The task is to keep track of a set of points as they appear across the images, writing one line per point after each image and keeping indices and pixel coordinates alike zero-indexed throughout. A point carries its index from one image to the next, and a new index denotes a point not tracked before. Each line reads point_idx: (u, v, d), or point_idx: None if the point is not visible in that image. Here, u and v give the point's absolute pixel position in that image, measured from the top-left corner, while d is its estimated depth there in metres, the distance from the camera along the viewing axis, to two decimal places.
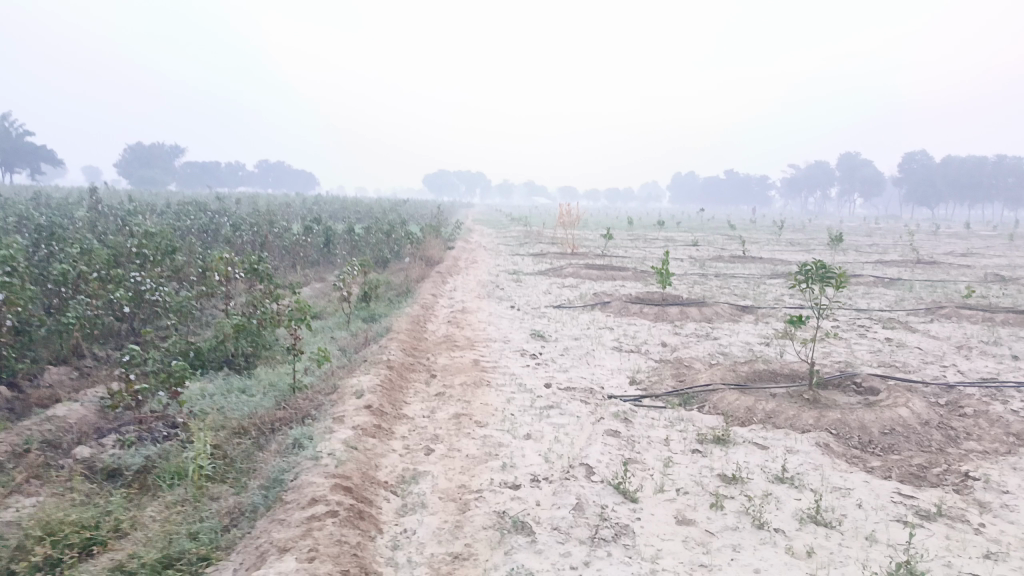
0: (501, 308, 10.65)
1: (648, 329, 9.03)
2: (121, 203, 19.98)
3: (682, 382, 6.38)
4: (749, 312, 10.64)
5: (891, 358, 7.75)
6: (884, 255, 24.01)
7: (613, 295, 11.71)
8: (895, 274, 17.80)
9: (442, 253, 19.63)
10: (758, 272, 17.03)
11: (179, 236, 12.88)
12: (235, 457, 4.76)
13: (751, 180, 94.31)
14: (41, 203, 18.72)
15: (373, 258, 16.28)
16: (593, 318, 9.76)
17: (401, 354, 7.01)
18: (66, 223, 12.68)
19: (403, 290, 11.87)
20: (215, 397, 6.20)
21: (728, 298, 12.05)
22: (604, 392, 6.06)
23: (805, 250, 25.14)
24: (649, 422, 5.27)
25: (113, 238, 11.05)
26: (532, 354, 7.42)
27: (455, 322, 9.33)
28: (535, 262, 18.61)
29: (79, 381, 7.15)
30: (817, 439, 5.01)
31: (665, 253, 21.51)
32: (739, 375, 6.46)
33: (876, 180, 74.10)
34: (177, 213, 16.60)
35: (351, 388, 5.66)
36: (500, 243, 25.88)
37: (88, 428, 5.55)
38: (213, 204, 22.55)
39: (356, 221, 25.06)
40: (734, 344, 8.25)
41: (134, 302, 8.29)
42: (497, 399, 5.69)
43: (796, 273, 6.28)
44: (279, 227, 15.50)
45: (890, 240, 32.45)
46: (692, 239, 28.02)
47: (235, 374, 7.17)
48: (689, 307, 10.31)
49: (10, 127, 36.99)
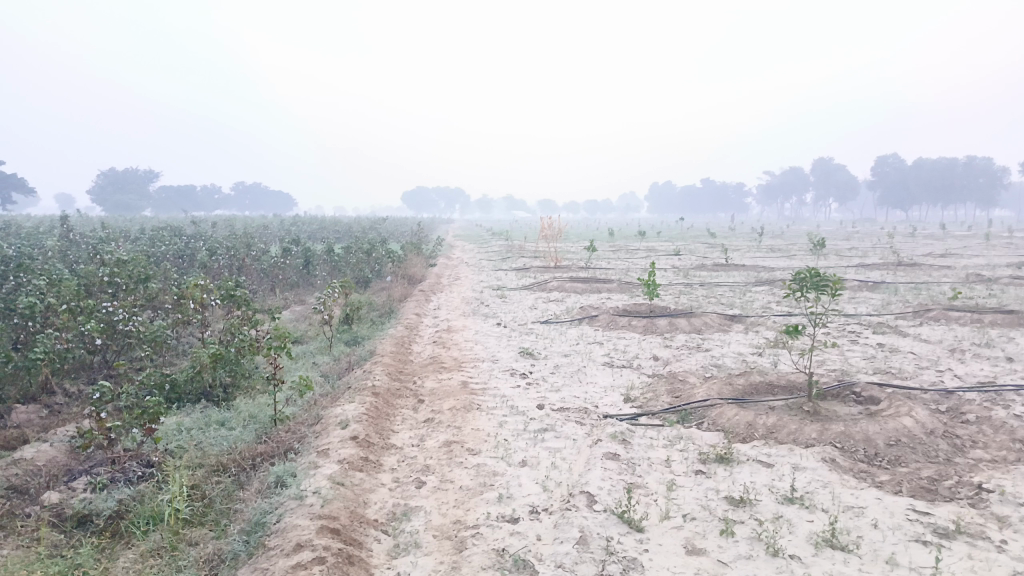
0: (487, 325, 10.44)
1: (638, 343, 8.85)
2: (95, 230, 19.57)
3: (678, 397, 6.20)
4: (739, 322, 10.50)
5: (886, 364, 7.62)
6: (865, 258, 24.14)
7: (600, 309, 11.55)
8: (878, 277, 17.81)
9: (424, 271, 19.40)
10: (743, 280, 16.97)
11: (154, 264, 12.58)
12: (214, 497, 4.49)
13: (728, 189, 95.24)
14: (11, 233, 18.29)
15: (354, 279, 16.03)
16: (581, 333, 9.58)
17: (387, 379, 6.76)
18: (35, 253, 12.31)
19: (386, 310, 11.63)
20: (192, 432, 5.92)
21: (716, 308, 11.93)
22: (599, 411, 5.86)
23: (787, 256, 25.21)
24: (648, 442, 5.07)
25: (84, 267, 10.72)
26: (522, 373, 7.21)
27: (441, 342, 9.10)
28: (519, 277, 18.44)
29: (49, 419, 6.83)
30: (822, 454, 4.85)
31: (648, 264, 21.43)
32: (736, 388, 6.29)
33: (850, 184, 75.06)
34: (152, 239, 16.26)
35: (336, 419, 5.42)
36: (482, 258, 25.70)
37: (58, 470, 5.25)
38: (189, 229, 22.20)
39: (335, 241, 24.79)
40: (726, 355, 8.09)
41: (105, 334, 7.98)
42: (489, 424, 5.46)
43: (791, 282, 6.13)
44: (256, 250, 15.20)
45: (868, 243, 32.71)
46: (674, 249, 28.03)
47: (213, 406, 6.89)
48: (678, 318, 10.16)
49: None
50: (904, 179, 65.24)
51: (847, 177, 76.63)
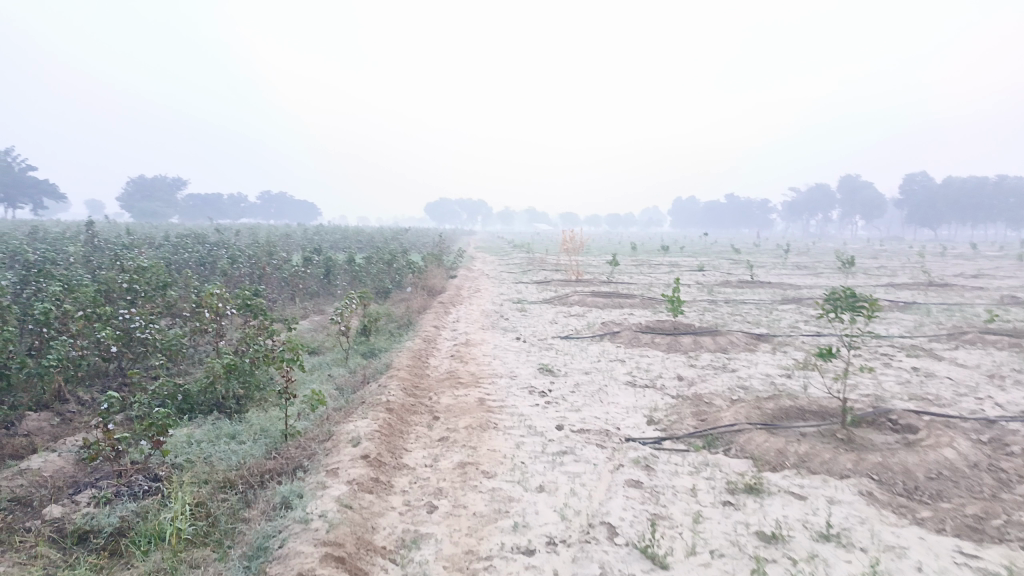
0: (506, 339, 10.24)
1: (662, 361, 8.59)
2: (119, 236, 19.70)
3: (703, 420, 5.94)
4: (766, 342, 10.19)
5: (922, 390, 7.28)
6: (894, 277, 23.60)
7: (622, 325, 11.30)
8: (909, 297, 17.34)
9: (445, 283, 19.25)
10: (769, 297, 16.58)
11: (175, 271, 12.56)
12: (219, 516, 4.31)
13: (752, 204, 94.50)
14: (37, 238, 18.47)
15: (373, 289, 15.93)
16: (602, 349, 9.34)
17: (402, 394, 6.58)
18: (58, 259, 12.33)
19: (405, 322, 11.47)
20: (202, 445, 5.76)
21: (742, 326, 11.62)
22: (620, 434, 5.62)
23: (813, 274, 24.74)
24: (672, 469, 4.83)
25: (104, 274, 10.68)
26: (541, 391, 6.99)
27: (458, 356, 8.90)
28: (540, 290, 18.24)
29: (59, 428, 6.72)
30: (858, 486, 4.57)
31: (672, 279, 21.10)
32: (765, 413, 6.02)
33: (877, 202, 74.04)
34: (175, 246, 16.31)
35: (347, 436, 5.24)
36: (503, 271, 25.54)
37: (64, 482, 5.12)
38: (213, 237, 22.30)
39: (357, 251, 24.77)
40: (753, 377, 7.80)
41: (120, 342, 7.89)
42: (505, 444, 5.25)
43: (824, 302, 5.87)
44: (277, 258, 15.15)
45: (896, 262, 32.13)
46: (698, 264, 27.66)
47: (225, 418, 6.74)
48: (703, 337, 9.88)
49: (14, 161, 36.93)
50: (933, 198, 64.18)
51: (874, 195, 75.60)
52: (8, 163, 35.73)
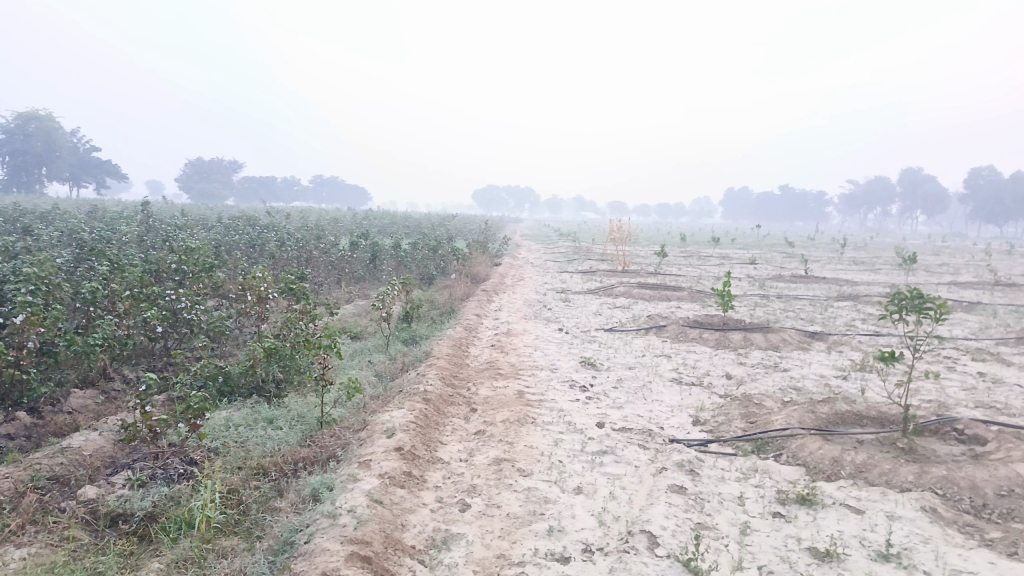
0: (549, 330, 10.04)
1: (709, 358, 8.28)
2: (174, 217, 20.12)
3: (753, 423, 5.66)
4: (820, 341, 9.76)
5: (990, 397, 6.83)
6: (958, 276, 22.56)
7: (669, 319, 10.97)
8: (974, 297, 16.53)
9: (489, 271, 19.12)
10: (823, 294, 15.96)
11: (224, 253, 12.70)
12: (250, 504, 4.23)
13: (807, 196, 92.01)
14: (97, 218, 18.96)
15: (418, 275, 15.90)
16: (647, 344, 9.06)
17: (440, 384, 6.45)
18: (112, 239, 12.59)
19: (447, 309, 11.36)
20: (238, 429, 5.73)
21: (795, 323, 11.17)
22: (664, 435, 5.39)
23: (871, 270, 23.85)
24: (718, 474, 4.58)
25: (154, 254, 10.84)
26: (582, 385, 6.78)
27: (499, 346, 8.74)
28: (585, 280, 17.96)
29: (104, 406, 6.80)
30: (920, 501, 4.26)
31: (722, 272, 20.57)
32: (819, 417, 5.70)
33: (940, 196, 71.24)
34: (226, 228, 16.54)
35: (382, 426, 5.13)
36: (548, 260, 25.29)
37: (102, 462, 5.13)
38: (264, 219, 22.62)
39: (404, 237, 24.81)
40: (806, 378, 7.45)
41: (165, 322, 7.96)
42: (544, 441, 5.07)
43: (887, 303, 5.50)
44: (324, 242, 15.21)
45: (960, 259, 30.76)
46: (749, 258, 26.99)
47: (263, 402, 6.73)
48: (753, 335, 9.51)
49: (79, 142, 38.09)
50: (1001, 193, 61.42)
51: (937, 189, 72.74)
52: (73, 143, 36.87)
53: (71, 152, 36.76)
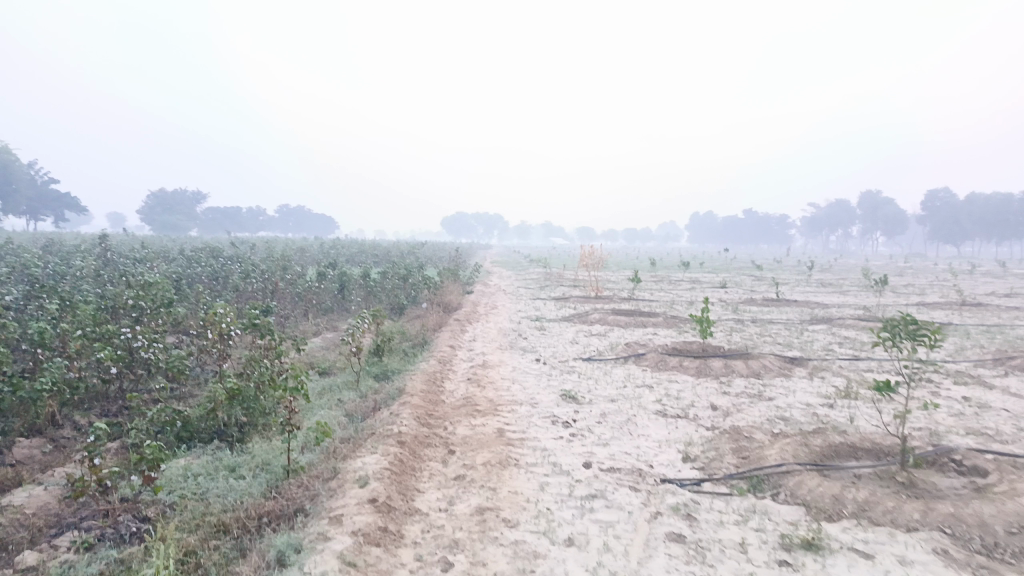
0: (526, 361, 9.74)
1: (692, 388, 8.04)
2: (135, 249, 19.46)
3: (746, 459, 5.41)
4: (801, 367, 9.59)
5: (980, 424, 6.67)
6: (924, 296, 22.79)
7: (647, 346, 10.75)
8: (944, 318, 16.63)
9: (461, 298, 18.80)
10: (796, 317, 15.92)
11: (185, 287, 12.21)
12: (209, 567, 3.84)
13: (771, 219, 93.59)
14: (53, 252, 18.27)
15: (389, 305, 15.52)
16: (628, 374, 8.81)
17: (415, 424, 6.10)
18: (67, 275, 12.03)
19: (420, 341, 11.00)
20: (198, 479, 5.32)
21: (773, 349, 11.01)
22: (655, 474, 5.11)
23: (840, 292, 24.03)
24: (716, 518, 4.30)
25: (110, 289, 10.34)
26: (565, 421, 6.48)
27: (475, 380, 8.40)
28: (559, 307, 17.74)
29: (52, 455, 6.32)
30: (930, 541, 4.01)
31: (694, 296, 20.50)
32: (813, 451, 5.47)
33: (899, 218, 72.94)
34: (188, 260, 16.00)
35: (355, 474, 4.77)
36: (519, 286, 25.04)
37: (46, 522, 4.69)
38: (230, 250, 22.05)
39: (373, 266, 24.38)
40: (793, 408, 7.23)
41: (121, 363, 7.50)
42: (528, 486, 4.76)
43: (880, 330, 5.33)
44: (290, 273, 14.76)
45: (924, 280, 31.13)
46: (720, 281, 27.11)
47: (226, 448, 6.31)
48: (734, 362, 9.32)
49: (37, 174, 37.11)
50: (956, 214, 63.01)
51: (897, 211, 74.45)
52: (30, 175, 35.89)
53: (29, 184, 35.77)
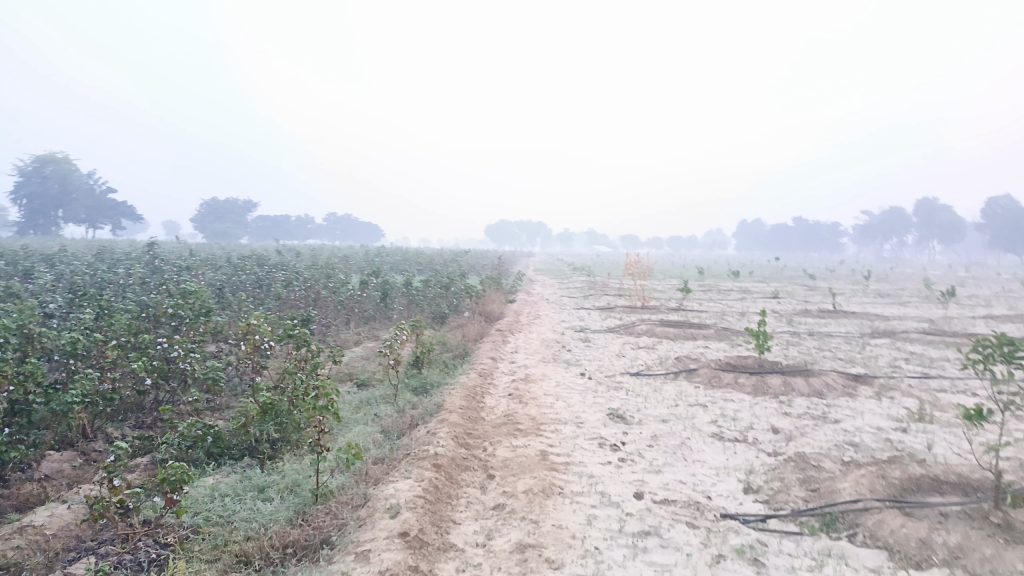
0: (570, 375, 9.31)
1: (750, 407, 7.52)
2: (183, 257, 19.59)
3: (815, 493, 4.89)
4: (867, 385, 8.93)
5: None
6: (992, 308, 21.63)
7: (699, 360, 10.21)
8: (1016, 332, 15.62)
9: (504, 307, 18.43)
10: (856, 329, 15.13)
11: (227, 295, 12.12)
12: None
13: (822, 227, 91.25)
14: (104, 260, 18.56)
15: (431, 314, 15.25)
16: (679, 391, 8.32)
17: (453, 445, 5.73)
18: (111, 285, 12.07)
19: (460, 353, 10.65)
20: (224, 501, 5.04)
21: (834, 365, 10.34)
22: (714, 508, 4.64)
23: (900, 303, 22.98)
24: (787, 563, 3.82)
25: (150, 298, 10.25)
26: (613, 443, 6.05)
27: (517, 396, 7.99)
28: (604, 318, 17.22)
29: (82, 470, 6.13)
30: None
31: (746, 307, 19.77)
32: (892, 484, 4.93)
33: (958, 226, 70.26)
34: (233, 268, 15.99)
35: (386, 503, 4.42)
36: (564, 295, 24.57)
37: (64, 546, 4.44)
38: (277, 257, 22.11)
39: (415, 275, 24.23)
40: (862, 432, 6.65)
41: (155, 373, 7.34)
42: (575, 520, 4.34)
43: (970, 352, 4.80)
44: (332, 283, 14.59)
45: (989, 290, 29.62)
46: (772, 292, 26.26)
47: (257, 466, 6.04)
48: (794, 380, 8.74)
49: (95, 184, 38.13)
50: (1021, 222, 60.26)
51: (956, 219, 71.72)
52: (89, 185, 36.88)
53: (88, 193, 36.83)
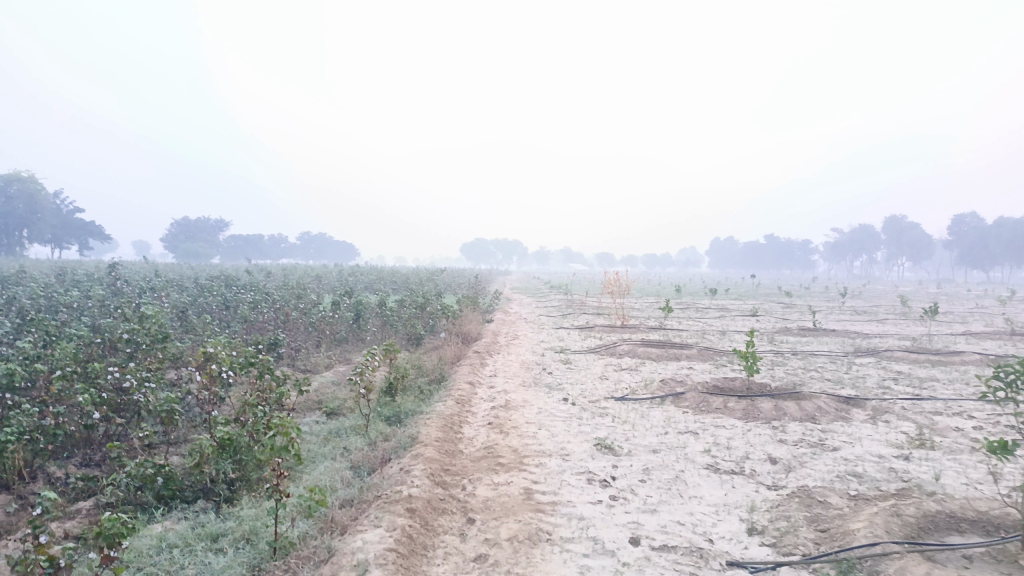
0: (553, 401, 8.85)
1: (744, 434, 7.13)
2: (149, 279, 18.85)
3: (826, 535, 4.47)
4: (860, 409, 8.57)
5: None
6: (968, 325, 21.64)
7: (686, 383, 9.80)
8: (996, 348, 15.49)
9: (481, 328, 17.96)
10: (839, 348, 14.87)
11: (191, 319, 11.49)
12: None
13: (794, 245, 92.22)
14: (64, 281, 17.76)
15: (406, 335, 14.72)
16: (668, 417, 7.91)
17: (428, 484, 5.23)
18: (66, 310, 11.39)
19: (436, 377, 10.15)
20: (172, 553, 4.49)
21: (823, 386, 9.98)
22: (719, 555, 4.20)
23: (879, 320, 22.90)
24: None
25: (104, 323, 9.60)
26: (602, 479, 5.60)
27: (497, 425, 7.50)
28: (584, 338, 16.82)
29: (14, 517, 5.52)
30: None
31: (726, 326, 19.50)
32: (910, 523, 4.53)
33: (926, 244, 71.32)
34: (200, 289, 15.32)
35: (354, 558, 3.92)
36: (542, 314, 24.14)
37: None
38: (248, 277, 21.42)
39: (389, 295, 23.64)
40: (863, 461, 6.27)
41: (105, 405, 6.75)
42: (565, 572, 3.88)
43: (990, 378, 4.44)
44: (302, 304, 13.97)
45: (964, 307, 29.75)
46: (752, 310, 26.11)
47: (212, 509, 5.48)
48: (786, 404, 8.37)
49: (62, 204, 37.09)
50: (987, 238, 61.14)
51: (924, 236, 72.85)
52: (55, 204, 35.84)
53: (54, 213, 35.74)
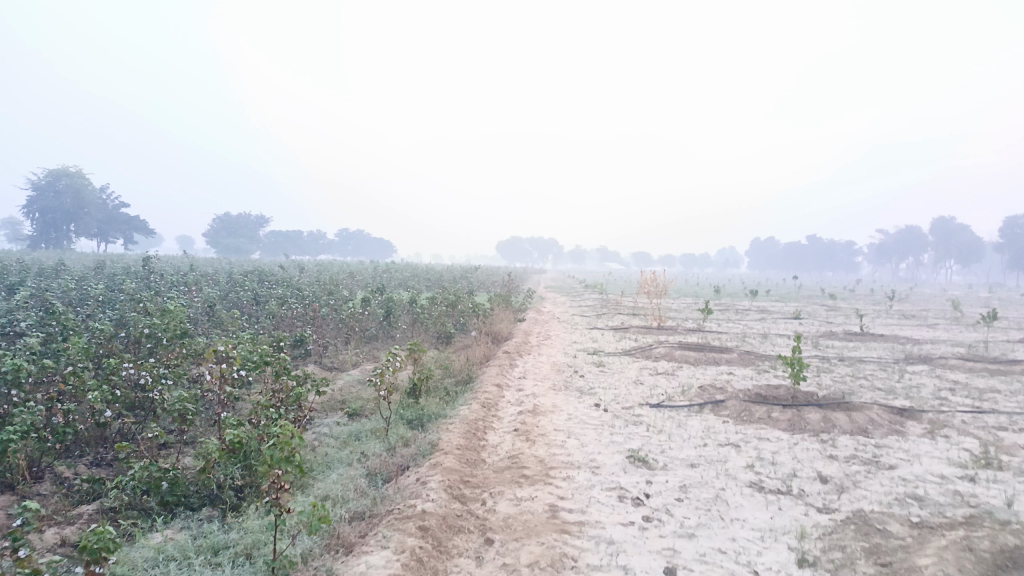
0: (584, 407, 8.40)
1: (790, 448, 6.60)
2: (186, 272, 18.80)
3: (888, 570, 3.95)
4: (915, 422, 7.94)
5: None
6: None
7: (726, 390, 9.25)
8: None
9: (513, 327, 17.52)
10: (888, 354, 14.08)
11: (218, 314, 11.27)
12: None
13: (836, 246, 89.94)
14: (102, 274, 17.81)
15: (436, 334, 14.37)
16: (706, 427, 7.40)
17: (445, 498, 4.82)
18: (95, 302, 11.28)
19: (463, 379, 9.75)
20: (169, 567, 4.15)
21: (874, 396, 9.33)
22: None
23: (929, 325, 21.85)
24: None
25: (129, 316, 9.39)
26: (635, 496, 5.14)
27: (523, 432, 7.09)
28: (619, 339, 16.30)
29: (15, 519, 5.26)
30: None
31: (767, 329, 18.77)
32: (985, 557, 3.99)
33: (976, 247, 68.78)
34: (232, 284, 15.16)
35: None
36: (577, 314, 23.61)
37: None
38: (284, 271, 21.32)
39: (422, 291, 23.37)
40: (924, 482, 5.69)
41: (118, 404, 6.49)
42: None
43: None
44: (332, 300, 13.69)
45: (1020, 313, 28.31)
46: (794, 313, 25.25)
47: (216, 518, 5.15)
48: (835, 415, 7.79)
49: (108, 199, 37.67)
50: None
51: (974, 238, 70.29)
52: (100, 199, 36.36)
53: (100, 208, 36.29)
